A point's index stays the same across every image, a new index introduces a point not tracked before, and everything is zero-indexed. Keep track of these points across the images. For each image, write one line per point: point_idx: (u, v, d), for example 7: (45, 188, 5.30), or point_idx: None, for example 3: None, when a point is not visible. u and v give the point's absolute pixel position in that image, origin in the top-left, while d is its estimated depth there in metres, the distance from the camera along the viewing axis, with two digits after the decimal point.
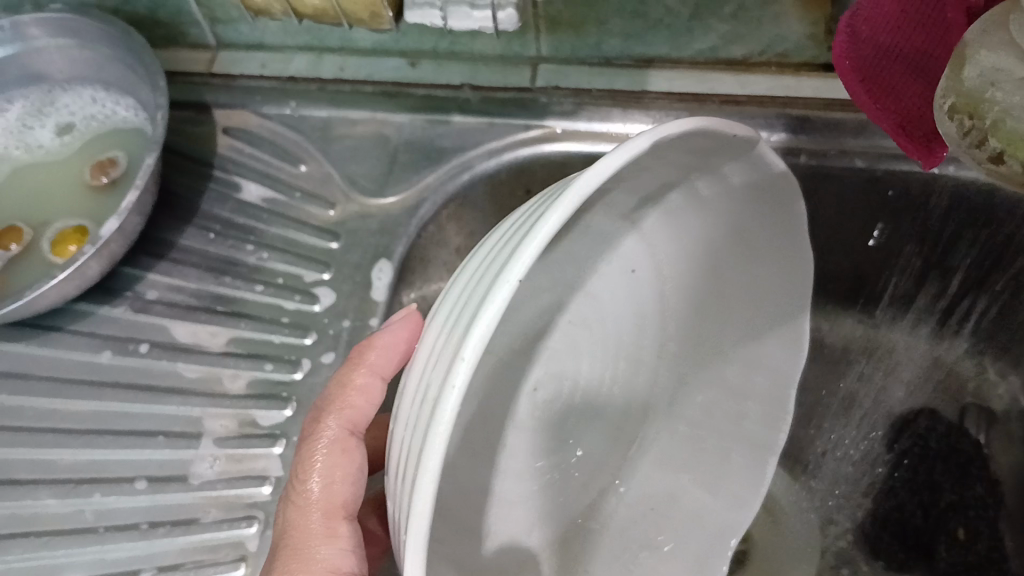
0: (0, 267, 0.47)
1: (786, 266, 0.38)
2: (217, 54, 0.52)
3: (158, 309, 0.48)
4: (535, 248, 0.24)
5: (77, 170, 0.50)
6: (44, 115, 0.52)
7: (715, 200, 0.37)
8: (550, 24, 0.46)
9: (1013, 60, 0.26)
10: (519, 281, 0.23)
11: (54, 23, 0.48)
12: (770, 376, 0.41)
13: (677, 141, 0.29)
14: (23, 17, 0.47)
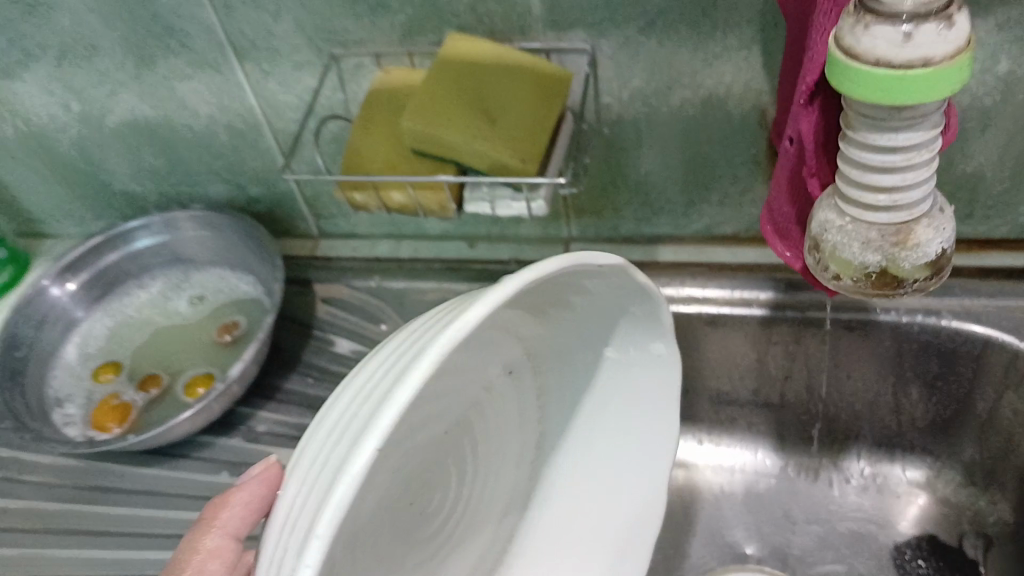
0: (142, 406, 0.59)
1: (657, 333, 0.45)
2: (319, 242, 0.68)
3: (266, 438, 0.59)
4: (424, 374, 0.29)
5: (205, 331, 0.63)
6: (181, 289, 0.65)
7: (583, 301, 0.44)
8: (577, 213, 0.60)
9: (833, 213, 0.34)
10: (408, 401, 0.28)
11: (197, 218, 0.63)
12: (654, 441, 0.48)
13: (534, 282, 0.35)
14: (174, 213, 0.62)
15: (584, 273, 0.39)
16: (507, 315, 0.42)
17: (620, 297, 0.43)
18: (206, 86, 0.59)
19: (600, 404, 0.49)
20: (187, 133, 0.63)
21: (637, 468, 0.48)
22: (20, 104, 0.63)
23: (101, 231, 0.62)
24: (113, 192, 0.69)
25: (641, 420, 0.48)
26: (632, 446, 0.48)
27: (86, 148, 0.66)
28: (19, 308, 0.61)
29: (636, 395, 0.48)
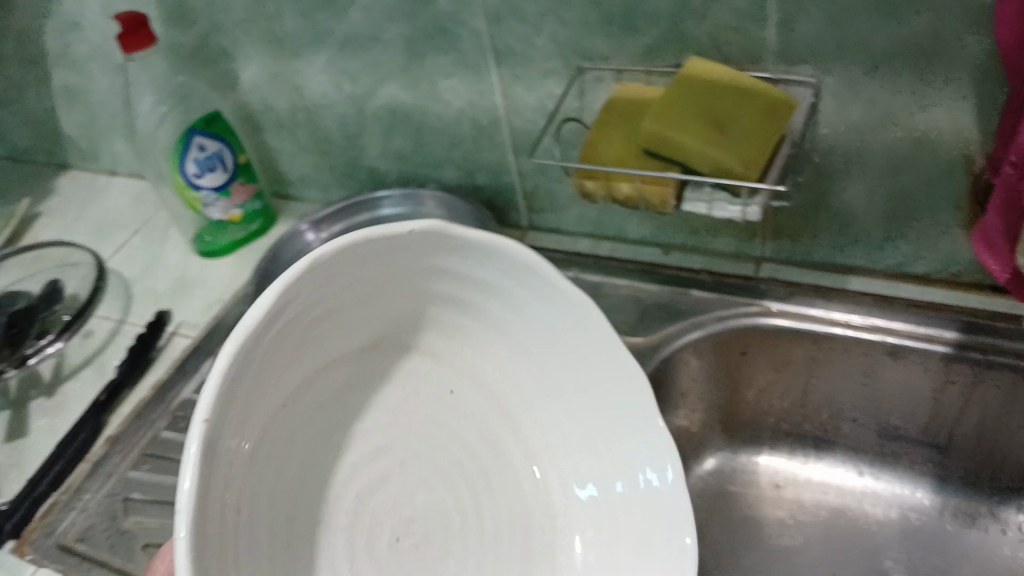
0: None
1: (506, 278, 0.52)
2: (526, 232, 0.75)
3: None
4: (223, 359, 0.42)
5: None
6: None
7: (421, 276, 0.53)
8: (775, 234, 0.65)
9: None
10: (215, 379, 0.41)
11: (440, 200, 0.71)
12: (576, 356, 0.53)
13: (307, 280, 0.46)
14: (423, 193, 0.71)
15: (390, 244, 0.49)
16: (346, 302, 0.52)
17: (447, 260, 0.51)
18: (463, 82, 0.68)
19: (534, 350, 0.55)
20: (436, 122, 0.72)
21: (609, 364, 0.52)
22: (303, 82, 0.74)
23: (358, 198, 0.72)
24: (361, 166, 0.79)
25: (574, 329, 0.52)
26: (591, 352, 0.52)
27: (346, 126, 0.76)
28: (281, 239, 0.72)
29: (557, 318, 0.52)
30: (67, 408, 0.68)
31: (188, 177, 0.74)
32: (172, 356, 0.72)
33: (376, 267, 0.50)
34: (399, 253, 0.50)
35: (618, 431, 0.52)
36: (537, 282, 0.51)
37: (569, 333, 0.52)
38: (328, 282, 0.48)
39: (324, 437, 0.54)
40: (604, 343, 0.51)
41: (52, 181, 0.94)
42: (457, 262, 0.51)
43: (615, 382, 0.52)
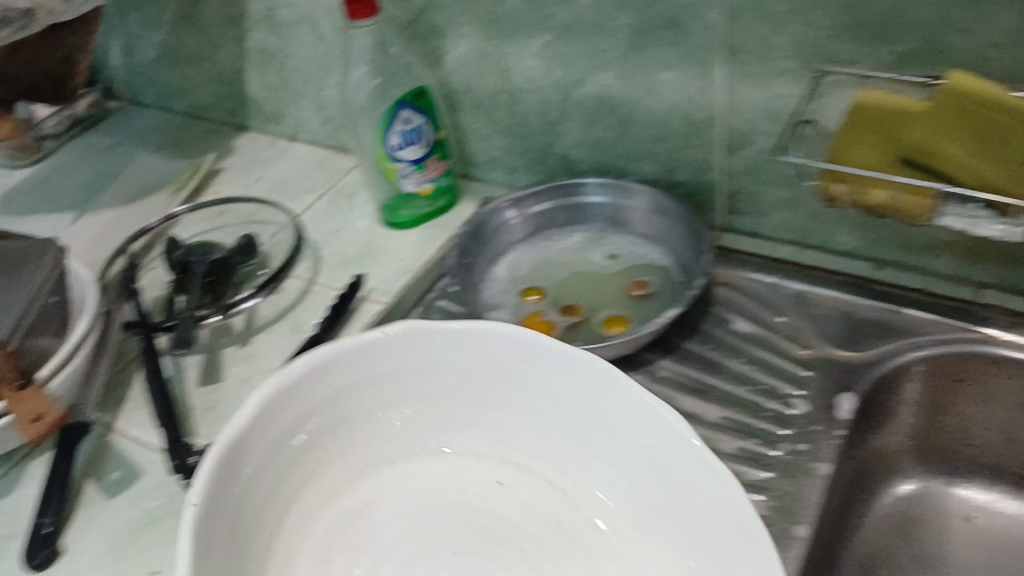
0: (567, 326, 0.67)
1: (487, 354, 0.52)
2: (722, 233, 0.74)
3: (666, 383, 0.64)
4: (202, 477, 0.45)
5: (619, 284, 0.70)
6: (600, 245, 0.73)
7: (417, 380, 0.53)
8: (1006, 260, 0.62)
9: None
10: (195, 492, 0.44)
11: (642, 193, 0.70)
12: (589, 412, 0.51)
13: (284, 399, 0.49)
14: (629, 183, 0.70)
15: (358, 351, 0.52)
16: (349, 419, 0.53)
17: (420, 356, 0.53)
18: (682, 76, 0.66)
19: (525, 413, 0.53)
20: (645, 115, 0.70)
21: (564, 371, 0.51)
22: (512, 63, 0.74)
23: (566, 183, 0.73)
24: (553, 152, 0.78)
25: (515, 357, 0.52)
26: (553, 370, 0.51)
27: (547, 111, 0.75)
28: (484, 211, 0.72)
29: (503, 355, 0.52)
30: (260, 358, 0.70)
31: (389, 148, 0.76)
32: (365, 320, 0.72)
33: (361, 381, 0.52)
34: (370, 361, 0.52)
35: (636, 434, 0.49)
36: (463, 339, 0.52)
37: (519, 364, 0.52)
38: (311, 400, 0.51)
39: (368, 547, 0.52)
40: (544, 349, 0.51)
41: (233, 141, 0.97)
42: (433, 348, 0.53)
43: (593, 383, 0.50)
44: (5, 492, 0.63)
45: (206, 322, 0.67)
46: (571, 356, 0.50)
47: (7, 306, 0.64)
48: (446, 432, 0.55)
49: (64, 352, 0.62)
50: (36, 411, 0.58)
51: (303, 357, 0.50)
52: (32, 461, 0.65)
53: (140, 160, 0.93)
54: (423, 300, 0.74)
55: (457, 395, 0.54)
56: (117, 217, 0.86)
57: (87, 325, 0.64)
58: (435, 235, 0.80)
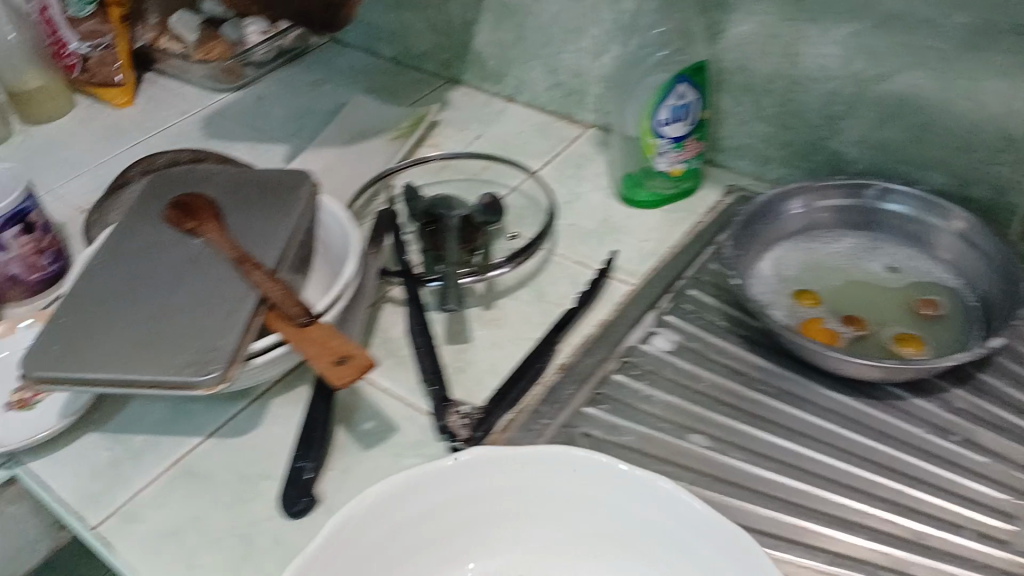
0: (852, 338, 0.62)
1: (542, 480, 0.50)
2: None
3: (965, 415, 0.60)
4: None
5: (902, 300, 0.65)
6: (876, 254, 0.68)
7: (469, 509, 0.50)
8: None
9: None
10: None
11: (949, 213, 0.66)
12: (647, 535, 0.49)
13: (337, 540, 0.45)
14: (938, 198, 0.66)
15: (414, 481, 0.48)
16: (398, 557, 0.48)
17: (477, 483, 0.50)
18: (1017, 86, 0.61)
19: (572, 545, 0.50)
20: (954, 121, 0.65)
21: (612, 494, 0.49)
22: (803, 49, 0.69)
23: (863, 182, 0.69)
24: (824, 149, 0.73)
25: (563, 477, 0.50)
26: (602, 491, 0.49)
27: (830, 104, 0.70)
28: (776, 195, 0.69)
29: (555, 477, 0.50)
30: (506, 324, 0.67)
31: (655, 123, 0.70)
32: (614, 300, 0.68)
33: (415, 515, 0.49)
34: (423, 492, 0.49)
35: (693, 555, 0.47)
36: (511, 462, 0.50)
37: (570, 485, 0.50)
38: (365, 541, 0.47)
39: None
40: (592, 469, 0.49)
41: (446, 94, 0.94)
42: (490, 473, 0.50)
43: (645, 499, 0.49)
44: (250, 428, 0.60)
45: (467, 280, 0.64)
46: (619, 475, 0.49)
47: (272, 234, 0.61)
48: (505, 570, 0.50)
49: (335, 291, 0.59)
50: (345, 352, 0.50)
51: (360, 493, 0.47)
52: (275, 399, 0.62)
53: (356, 101, 0.91)
54: (673, 287, 0.69)
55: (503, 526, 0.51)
56: (336, 158, 0.83)
57: (354, 265, 0.62)
58: (678, 220, 0.75)
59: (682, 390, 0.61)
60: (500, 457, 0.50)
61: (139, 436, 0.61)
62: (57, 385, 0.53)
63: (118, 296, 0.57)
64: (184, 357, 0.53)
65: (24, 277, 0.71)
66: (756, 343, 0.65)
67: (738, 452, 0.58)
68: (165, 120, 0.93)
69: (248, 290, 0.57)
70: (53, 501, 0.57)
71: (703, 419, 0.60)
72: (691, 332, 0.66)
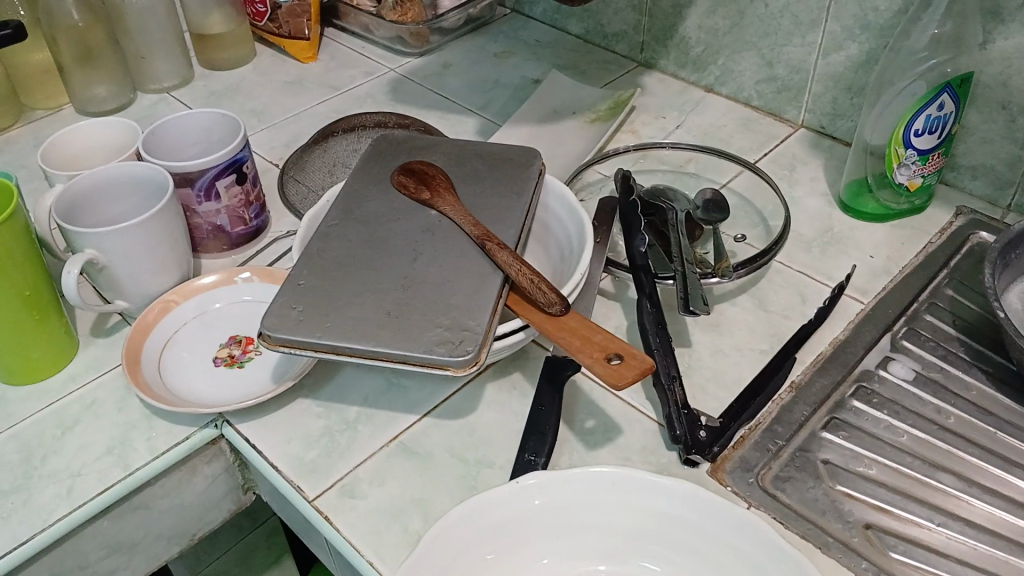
0: None
1: (604, 498, 0.49)
2: None
3: None
4: None
5: None
6: None
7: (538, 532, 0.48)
8: None
9: None
10: None
11: None
12: (716, 546, 0.47)
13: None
14: None
15: (479, 511, 0.47)
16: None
17: (540, 508, 0.48)
18: None
19: (616, 565, 0.48)
20: None
21: (644, 502, 0.48)
22: None
23: None
24: None
25: (603, 495, 0.49)
26: (637, 502, 0.49)
27: None
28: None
29: (591, 497, 0.49)
30: (728, 331, 0.63)
31: (907, 131, 0.66)
32: (846, 318, 0.64)
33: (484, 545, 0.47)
34: (488, 517, 0.47)
35: (736, 554, 0.46)
36: (569, 487, 0.49)
37: (610, 501, 0.49)
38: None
39: None
40: (625, 480, 0.49)
41: (640, 78, 0.91)
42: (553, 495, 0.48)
43: (707, 514, 0.47)
44: (468, 410, 0.58)
45: (706, 280, 0.61)
46: (652, 484, 0.48)
47: (507, 214, 0.60)
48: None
49: (575, 280, 0.57)
50: (616, 351, 0.48)
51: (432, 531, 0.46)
52: (492, 383, 0.60)
53: (551, 78, 0.88)
54: (909, 310, 0.64)
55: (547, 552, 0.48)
56: (535, 134, 0.80)
57: (590, 255, 0.59)
58: (908, 237, 0.70)
59: (927, 424, 0.57)
60: (539, 478, 0.48)
61: (352, 407, 0.58)
62: (297, 350, 0.51)
63: (359, 262, 0.57)
64: (433, 335, 0.51)
65: (228, 228, 0.69)
66: (1002, 380, 0.60)
67: (992, 496, 0.53)
68: (351, 78, 0.92)
69: (492, 271, 0.55)
70: (267, 468, 0.55)
71: (952, 457, 0.55)
72: (931, 361, 0.61)
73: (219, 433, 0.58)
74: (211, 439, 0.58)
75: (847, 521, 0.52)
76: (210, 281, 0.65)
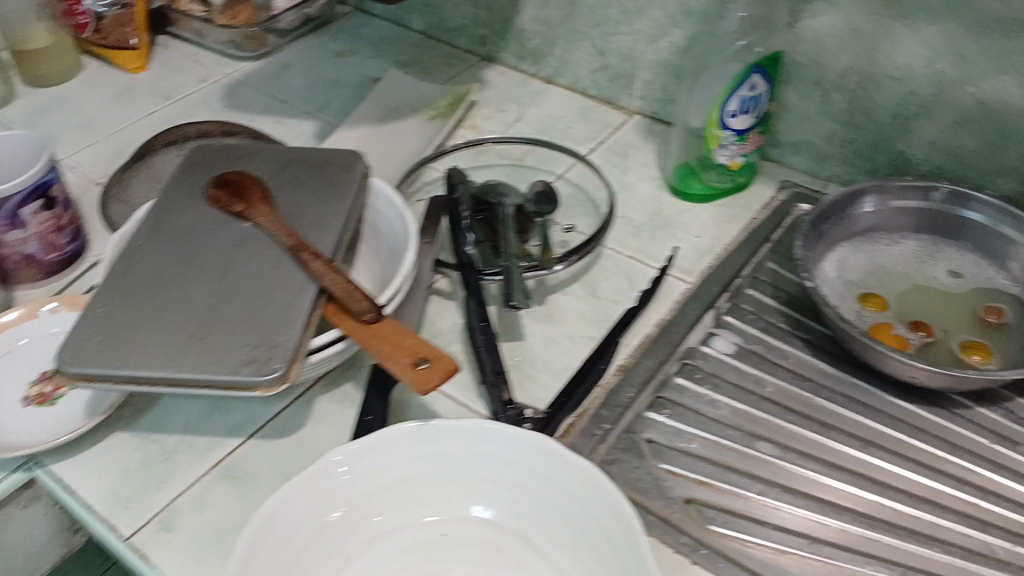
0: (920, 346, 0.60)
1: (418, 451, 0.47)
2: None
3: None
4: None
5: (967, 307, 0.63)
6: (937, 260, 0.66)
7: (359, 494, 0.47)
8: None
9: None
10: None
11: (1002, 210, 0.64)
12: (531, 474, 0.47)
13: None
14: (986, 197, 0.64)
15: (294, 491, 0.44)
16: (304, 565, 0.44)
17: (357, 471, 0.46)
18: None
19: (443, 511, 0.48)
20: None
21: (462, 449, 0.48)
22: (886, 48, 0.66)
23: (924, 182, 0.66)
24: (890, 149, 0.71)
25: (416, 448, 0.47)
26: (450, 448, 0.48)
27: (904, 105, 0.68)
28: (846, 195, 0.66)
29: (410, 452, 0.47)
30: (561, 321, 0.64)
31: (723, 113, 0.67)
32: (672, 299, 0.66)
33: (307, 523, 0.44)
34: (305, 492, 0.45)
35: (556, 487, 0.46)
36: (381, 447, 0.47)
37: (423, 452, 0.48)
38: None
39: None
40: (436, 430, 0.47)
41: (482, 72, 0.90)
42: (367, 456, 0.47)
43: (516, 448, 0.47)
44: (296, 426, 0.57)
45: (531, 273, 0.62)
46: (460, 429, 0.47)
47: (323, 222, 0.58)
48: (415, 536, 0.47)
49: (394, 286, 0.56)
50: (424, 355, 0.48)
51: (250, 527, 0.42)
52: (320, 396, 0.59)
53: (390, 75, 0.87)
54: (731, 286, 0.67)
55: (376, 511, 0.47)
56: (370, 134, 0.79)
57: (413, 257, 0.59)
58: (732, 216, 0.73)
59: (746, 396, 0.59)
60: (354, 444, 0.46)
61: (172, 435, 0.57)
62: (96, 382, 0.49)
63: (163, 284, 0.54)
64: (240, 354, 0.49)
65: (40, 256, 0.65)
66: (819, 347, 0.63)
67: (807, 460, 0.56)
68: (182, 87, 0.89)
69: (307, 282, 0.54)
70: (80, 507, 0.53)
71: (769, 426, 0.58)
72: (752, 335, 0.63)
73: (32, 476, 0.55)
74: (24, 484, 0.55)
75: (668, 497, 0.53)
76: (12, 317, 0.62)
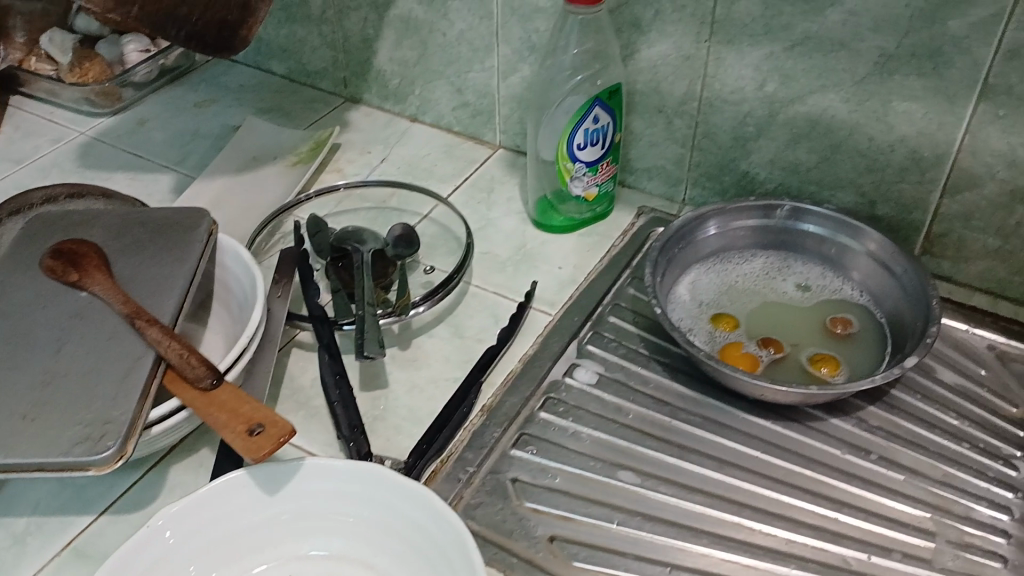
0: (769, 363, 0.62)
1: (247, 499, 0.48)
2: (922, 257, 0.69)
3: (881, 433, 0.61)
4: None
5: (814, 319, 0.66)
6: (785, 275, 0.69)
7: (192, 550, 0.47)
8: None
9: None
10: None
11: (833, 219, 0.67)
12: (361, 502, 0.48)
13: None
14: (817, 208, 0.67)
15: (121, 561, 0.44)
16: None
17: (187, 528, 0.46)
18: (928, 115, 0.62)
19: (280, 554, 0.49)
20: (865, 143, 0.65)
21: (286, 490, 0.48)
22: (719, 72, 0.68)
23: (760, 200, 0.68)
24: (735, 169, 0.73)
25: (245, 496, 0.48)
26: (278, 492, 0.48)
27: (742, 126, 0.70)
28: (691, 221, 0.68)
29: (239, 502, 0.48)
30: (425, 365, 0.64)
31: (571, 147, 0.69)
32: (535, 332, 0.67)
33: None
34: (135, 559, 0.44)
35: (380, 506, 0.48)
36: (208, 502, 0.47)
37: (253, 500, 0.48)
38: None
39: None
40: (262, 476, 0.48)
41: (346, 114, 0.90)
42: (195, 511, 0.47)
43: (343, 480, 0.48)
44: (149, 500, 0.55)
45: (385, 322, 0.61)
46: (285, 471, 0.48)
47: (164, 286, 0.57)
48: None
49: (239, 344, 0.54)
50: (259, 420, 0.47)
51: None
52: (174, 467, 0.57)
53: (250, 124, 0.86)
54: (593, 315, 0.68)
55: (211, 566, 0.47)
56: (229, 186, 0.77)
57: (260, 313, 0.57)
58: (594, 244, 0.74)
59: (608, 425, 0.60)
60: (176, 505, 0.46)
61: (21, 519, 0.54)
62: None
63: None
64: (72, 434, 0.47)
65: None
66: (677, 370, 0.64)
67: (666, 485, 0.57)
68: (34, 148, 0.86)
69: (143, 351, 0.52)
70: None
71: (630, 454, 0.58)
72: (613, 362, 0.64)
73: None
74: None
75: (532, 537, 0.53)
76: None
